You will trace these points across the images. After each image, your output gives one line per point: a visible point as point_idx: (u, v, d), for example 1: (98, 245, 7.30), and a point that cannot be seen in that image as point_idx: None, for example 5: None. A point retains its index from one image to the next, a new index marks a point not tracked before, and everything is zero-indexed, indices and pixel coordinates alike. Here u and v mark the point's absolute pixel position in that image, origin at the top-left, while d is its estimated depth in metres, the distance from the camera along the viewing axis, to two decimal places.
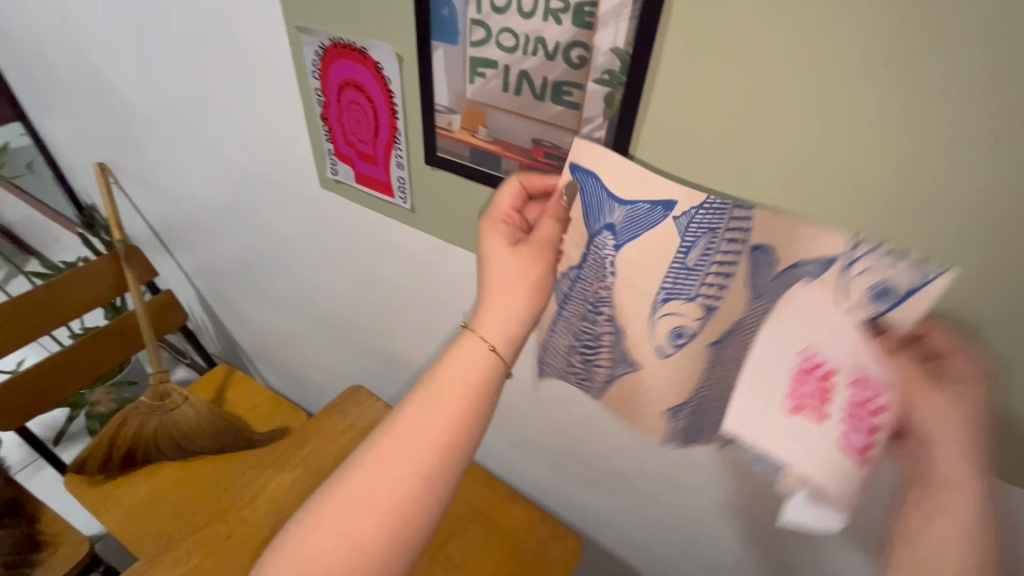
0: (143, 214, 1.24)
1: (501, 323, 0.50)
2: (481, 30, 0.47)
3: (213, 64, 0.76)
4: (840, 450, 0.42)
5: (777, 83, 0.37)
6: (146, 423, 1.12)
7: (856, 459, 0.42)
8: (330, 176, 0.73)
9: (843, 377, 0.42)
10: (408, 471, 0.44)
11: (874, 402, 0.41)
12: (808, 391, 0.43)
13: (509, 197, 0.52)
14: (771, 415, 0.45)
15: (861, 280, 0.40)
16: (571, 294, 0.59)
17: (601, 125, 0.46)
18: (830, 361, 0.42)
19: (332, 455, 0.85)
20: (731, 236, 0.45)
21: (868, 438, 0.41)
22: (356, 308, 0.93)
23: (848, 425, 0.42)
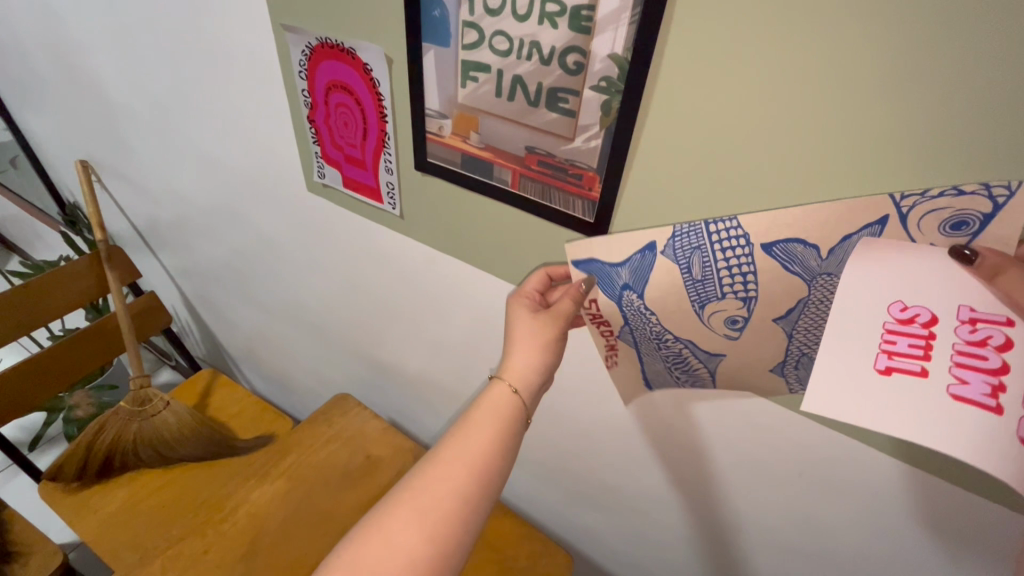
0: (126, 214, 1.21)
1: (521, 368, 0.50)
2: (473, 32, 0.45)
3: (198, 61, 0.74)
4: (969, 402, 0.32)
5: (781, 95, 0.36)
6: (125, 429, 1.08)
7: (992, 409, 0.32)
8: (317, 179, 0.70)
9: (945, 321, 0.34)
10: (441, 496, 0.42)
11: (989, 333, 0.33)
12: (908, 347, 0.35)
13: (535, 280, 0.55)
14: (863, 383, 0.35)
15: (935, 217, 0.35)
16: (636, 342, 0.55)
17: (597, 134, 0.44)
18: (927, 309, 0.35)
19: (317, 464, 0.83)
20: (727, 235, 0.43)
21: (998, 379, 0.32)
22: (343, 313, 0.90)
23: (967, 366, 0.33)
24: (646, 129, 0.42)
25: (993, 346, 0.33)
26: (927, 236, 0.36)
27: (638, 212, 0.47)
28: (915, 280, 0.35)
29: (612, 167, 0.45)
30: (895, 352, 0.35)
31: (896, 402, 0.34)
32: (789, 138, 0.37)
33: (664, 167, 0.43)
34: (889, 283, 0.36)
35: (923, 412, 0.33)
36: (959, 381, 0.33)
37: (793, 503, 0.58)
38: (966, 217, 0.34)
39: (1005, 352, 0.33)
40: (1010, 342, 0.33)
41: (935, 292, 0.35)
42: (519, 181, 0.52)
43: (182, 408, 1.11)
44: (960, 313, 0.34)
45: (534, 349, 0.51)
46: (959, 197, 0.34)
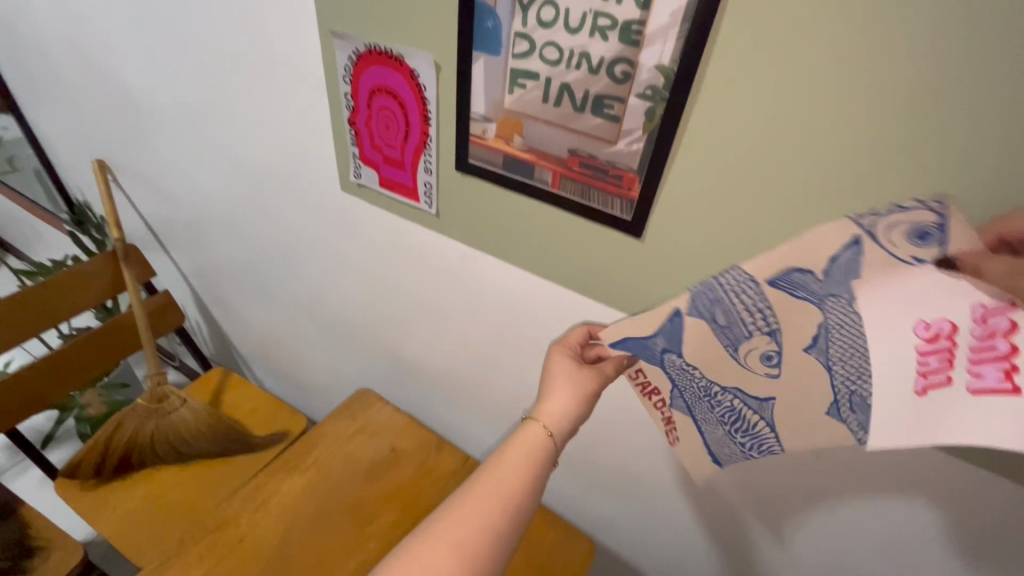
0: (140, 213, 1.22)
1: (554, 408, 0.54)
2: (525, 42, 0.49)
3: (234, 64, 0.76)
4: (994, 395, 0.32)
5: (816, 103, 0.40)
6: (142, 426, 1.08)
7: (1017, 395, 0.32)
8: (352, 179, 0.73)
9: (965, 328, 0.34)
10: (471, 520, 0.46)
11: (998, 320, 0.33)
12: (934, 361, 0.35)
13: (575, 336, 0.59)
14: (909, 411, 0.35)
15: (901, 230, 0.38)
16: (690, 407, 0.52)
17: (639, 138, 0.48)
18: (949, 320, 0.35)
19: (343, 454, 0.86)
20: (736, 283, 0.43)
21: (1015, 363, 0.32)
22: (366, 310, 0.93)
23: (986, 361, 0.33)
24: (687, 134, 0.46)
25: (1003, 333, 0.33)
26: (902, 251, 0.38)
27: (673, 212, 0.51)
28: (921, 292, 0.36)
29: (651, 169, 0.49)
30: (928, 371, 0.35)
31: (943, 420, 0.34)
32: (822, 144, 0.41)
33: (700, 170, 0.47)
34: (905, 301, 0.37)
35: (969, 422, 0.33)
36: (980, 380, 0.33)
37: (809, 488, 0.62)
38: (927, 226, 0.37)
39: (1014, 334, 0.33)
40: (1017, 325, 0.33)
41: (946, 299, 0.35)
42: (559, 182, 0.55)
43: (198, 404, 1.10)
44: (975, 311, 0.34)
45: (569, 394, 0.54)
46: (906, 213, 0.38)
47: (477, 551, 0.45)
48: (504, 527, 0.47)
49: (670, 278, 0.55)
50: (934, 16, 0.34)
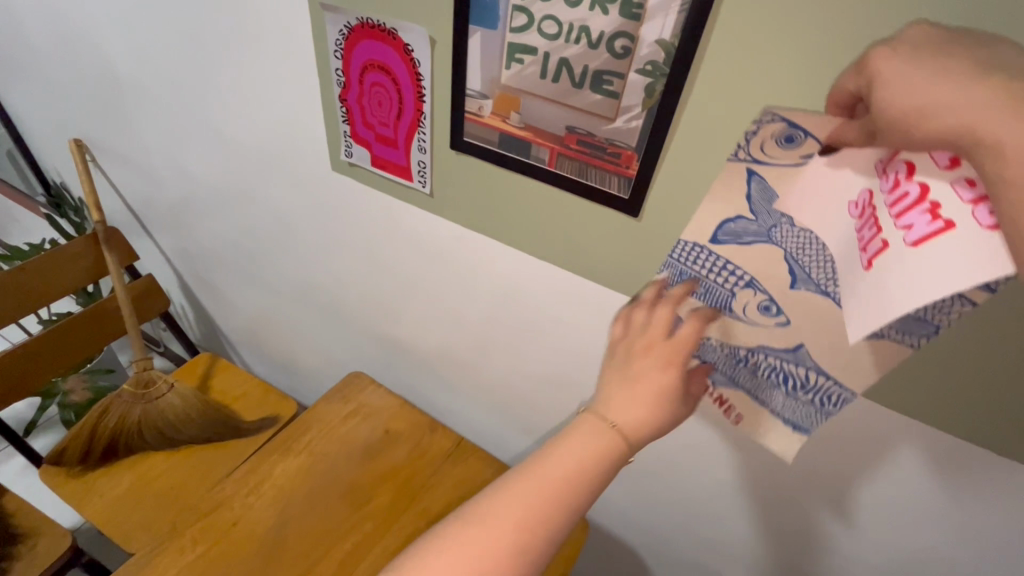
0: (122, 194, 1.19)
1: (620, 396, 0.43)
2: (523, 16, 0.48)
3: (220, 38, 0.74)
4: (929, 236, 0.29)
5: (817, 80, 0.39)
6: (128, 411, 1.06)
7: (949, 228, 0.28)
8: (343, 159, 0.72)
9: (878, 188, 0.33)
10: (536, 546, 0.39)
11: (897, 169, 0.32)
12: (868, 232, 0.33)
13: (660, 314, 0.46)
14: (864, 289, 0.32)
15: (772, 144, 0.39)
16: (732, 381, 0.50)
17: (638, 114, 0.47)
18: (861, 189, 0.34)
19: (336, 438, 0.85)
20: (680, 251, 0.46)
21: (930, 200, 0.29)
22: (358, 292, 0.92)
23: (904, 209, 0.30)
24: (688, 111, 0.45)
25: (907, 179, 0.31)
26: (790, 160, 0.38)
27: (670, 191, 0.51)
28: (829, 181, 0.36)
29: (650, 147, 0.49)
30: (864, 244, 0.33)
31: (890, 279, 0.30)
32: None
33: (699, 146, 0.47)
34: (824, 195, 0.37)
35: (913, 276, 0.28)
36: (906, 227, 0.30)
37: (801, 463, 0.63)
38: (783, 130, 0.38)
39: (917, 176, 0.30)
40: (915, 164, 0.31)
41: (853, 177, 0.35)
42: (556, 160, 0.55)
43: (185, 390, 1.08)
44: (879, 171, 0.33)
45: (646, 387, 0.43)
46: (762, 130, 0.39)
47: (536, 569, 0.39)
48: (548, 526, 0.39)
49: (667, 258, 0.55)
50: None
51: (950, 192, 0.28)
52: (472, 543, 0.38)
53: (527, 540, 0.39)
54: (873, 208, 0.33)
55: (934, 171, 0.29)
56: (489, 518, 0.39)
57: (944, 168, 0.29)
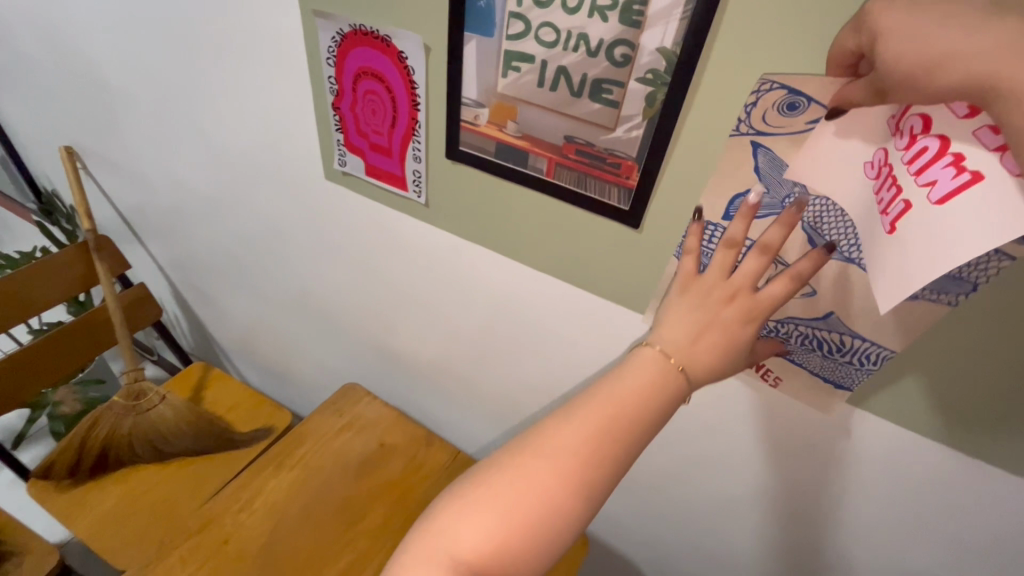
0: (113, 202, 1.17)
1: (684, 338, 0.43)
2: (520, 23, 0.46)
3: (211, 46, 0.72)
4: (956, 190, 0.31)
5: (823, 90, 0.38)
6: (119, 423, 1.04)
7: (973, 178, 0.31)
8: (336, 168, 0.71)
9: (891, 146, 0.35)
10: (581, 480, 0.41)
11: (911, 124, 0.34)
12: (888, 189, 0.35)
13: (748, 266, 0.43)
14: (893, 247, 0.35)
15: (774, 114, 0.40)
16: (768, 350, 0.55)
17: (639, 124, 0.46)
18: (873, 145, 0.37)
19: (330, 452, 0.83)
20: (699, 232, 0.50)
21: (953, 152, 0.31)
22: (352, 302, 0.90)
23: (929, 164, 0.33)
24: (691, 120, 0.44)
25: (923, 133, 0.33)
26: (798, 126, 0.40)
27: (671, 203, 0.49)
28: (840, 139, 0.38)
29: (650, 157, 0.47)
30: (885, 205, 0.35)
31: (919, 239, 0.33)
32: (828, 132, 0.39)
33: (702, 156, 0.45)
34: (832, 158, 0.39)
35: (942, 236, 0.32)
36: (930, 183, 0.32)
37: (806, 476, 0.62)
38: (785, 99, 0.40)
39: (932, 129, 0.32)
40: (928, 118, 0.33)
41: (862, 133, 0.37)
42: (555, 170, 0.53)
43: (178, 403, 1.07)
44: (889, 127, 0.35)
45: (714, 336, 0.43)
46: (762, 101, 0.40)
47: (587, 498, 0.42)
48: (607, 460, 0.41)
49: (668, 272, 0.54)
50: None
51: (967, 143, 0.31)
52: (535, 475, 0.41)
53: (587, 474, 0.41)
54: (889, 167, 0.35)
55: (951, 123, 0.31)
56: (551, 453, 0.42)
57: (961, 118, 0.31)
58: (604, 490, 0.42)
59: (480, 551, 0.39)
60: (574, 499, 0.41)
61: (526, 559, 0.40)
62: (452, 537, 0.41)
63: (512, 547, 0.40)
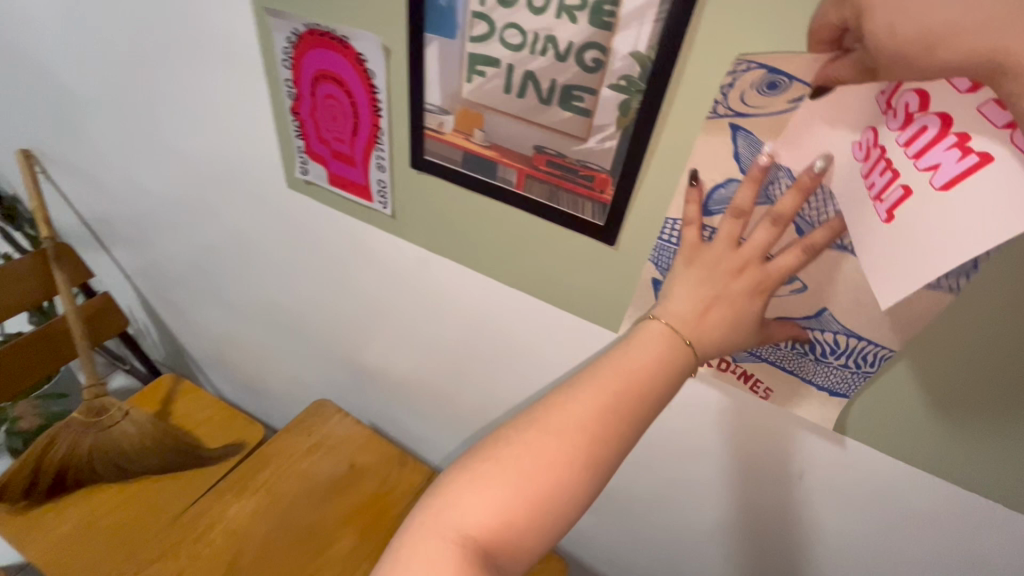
0: (74, 208, 1.11)
1: (692, 312, 0.40)
2: (483, 24, 0.43)
3: (164, 46, 0.68)
4: (960, 176, 0.29)
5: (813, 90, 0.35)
6: (78, 442, 0.99)
7: (978, 160, 0.28)
8: (299, 176, 0.67)
9: (883, 126, 0.33)
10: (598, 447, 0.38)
11: (905, 102, 0.31)
12: (881, 174, 0.33)
13: (758, 238, 0.39)
14: (891, 240, 0.33)
15: (754, 96, 0.37)
16: (756, 356, 0.50)
17: (612, 134, 0.42)
18: (863, 125, 0.34)
19: (295, 474, 0.81)
20: (671, 231, 0.45)
21: (955, 133, 0.29)
22: (321, 314, 0.86)
23: (928, 147, 0.30)
24: (667, 130, 0.41)
25: (919, 110, 0.31)
26: (778, 106, 0.37)
27: (648, 218, 0.46)
28: (828, 119, 0.35)
29: (625, 170, 0.44)
30: (878, 191, 0.33)
31: (920, 233, 0.31)
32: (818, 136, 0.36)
33: (680, 169, 0.42)
34: (820, 140, 0.36)
35: (945, 229, 0.30)
36: (931, 169, 0.30)
37: (792, 504, 0.58)
38: (764, 78, 0.36)
39: (929, 107, 0.30)
40: (925, 94, 0.30)
41: (852, 112, 0.34)
42: (525, 182, 0.50)
43: (142, 418, 1.03)
44: (880, 104, 0.33)
45: (723, 312, 0.40)
46: (739, 84, 0.37)
47: (605, 467, 0.39)
48: (619, 436, 0.39)
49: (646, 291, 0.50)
50: None
51: (970, 120, 0.29)
52: (545, 448, 0.38)
53: (599, 449, 0.38)
54: (882, 151, 0.33)
55: (952, 102, 0.29)
56: (561, 427, 0.38)
57: (963, 97, 0.29)
58: (614, 467, 0.39)
59: (489, 525, 0.37)
60: (584, 476, 0.38)
61: (533, 536, 0.37)
62: (455, 516, 0.37)
63: (520, 523, 0.37)
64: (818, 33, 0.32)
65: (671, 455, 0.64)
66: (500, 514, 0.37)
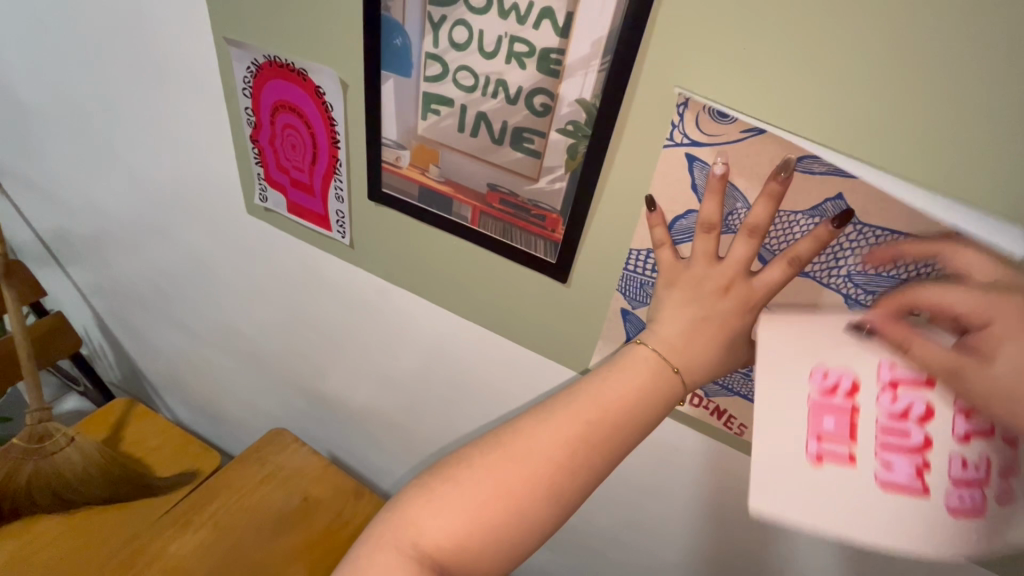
0: (31, 224, 1.08)
1: (678, 336, 0.40)
2: (437, 65, 0.43)
3: (129, 70, 0.68)
4: (899, 487, 0.37)
5: (760, 121, 0.35)
6: (17, 469, 0.93)
7: (914, 458, 0.37)
8: (259, 203, 0.67)
9: (826, 385, 0.37)
10: (565, 475, 0.37)
11: (911, 402, 0.36)
12: (828, 428, 0.38)
13: (737, 252, 0.38)
14: (808, 488, 0.38)
15: (710, 115, 0.36)
16: (728, 387, 0.48)
17: (561, 176, 0.43)
18: (847, 370, 0.37)
19: (244, 508, 0.78)
20: (637, 263, 0.45)
21: (922, 456, 0.36)
22: (280, 340, 0.84)
23: (895, 449, 0.37)
24: (614, 172, 0.42)
25: (852, 393, 0.37)
26: (731, 135, 0.37)
27: (598, 257, 0.47)
28: (819, 339, 0.38)
29: (574, 211, 0.44)
30: (822, 433, 0.38)
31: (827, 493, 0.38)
32: (776, 154, 0.36)
33: (628, 211, 0.43)
34: (798, 350, 0.38)
35: (857, 495, 0.37)
36: (880, 452, 0.37)
37: (743, 542, 0.59)
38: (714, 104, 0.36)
39: (855, 394, 0.37)
40: (857, 386, 0.37)
41: (844, 352, 0.37)
42: (479, 218, 0.50)
43: (88, 444, 0.97)
44: (879, 373, 0.36)
45: (709, 331, 0.40)
46: (699, 106, 0.36)
47: (572, 493, 0.37)
48: (585, 468, 0.37)
49: (597, 328, 0.51)
50: (859, 67, 0.31)
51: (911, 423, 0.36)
52: (509, 471, 0.37)
53: (564, 480, 0.37)
54: (829, 398, 0.38)
55: (943, 430, 0.36)
56: (525, 452, 0.37)
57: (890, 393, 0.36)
58: (582, 497, 0.38)
59: (445, 545, 0.35)
60: (547, 505, 0.37)
61: (489, 562, 0.36)
62: (413, 538, 0.36)
63: (479, 549, 0.35)
64: (813, 85, 0.33)
65: (628, 491, 0.64)
66: (457, 538, 0.35)
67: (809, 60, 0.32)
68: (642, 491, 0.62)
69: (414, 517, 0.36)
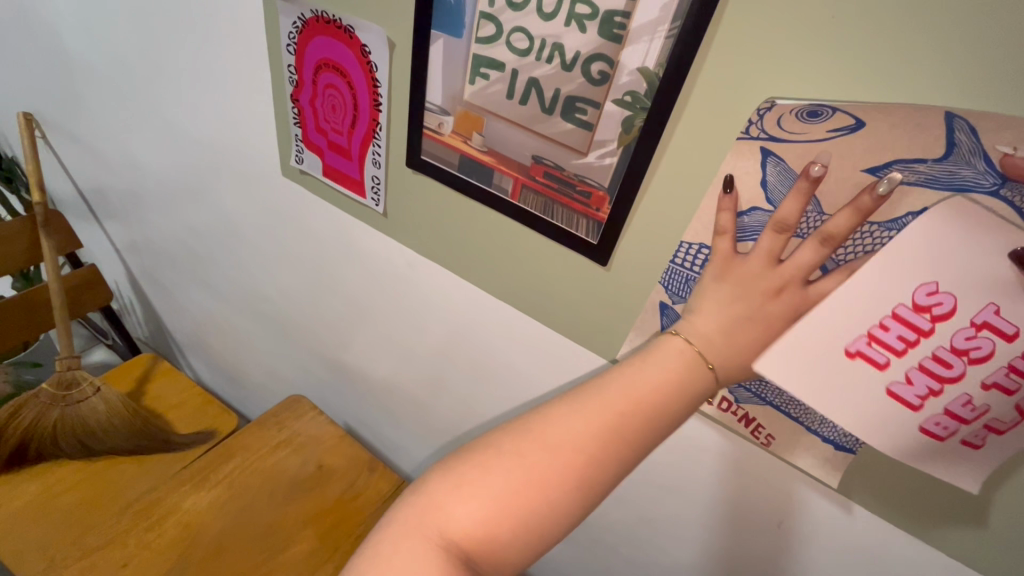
0: (71, 176, 1.10)
1: (717, 332, 0.38)
2: (491, 25, 0.41)
3: (172, 22, 0.67)
4: (901, 399, 0.38)
5: (842, 99, 0.32)
6: (44, 415, 0.95)
7: (933, 388, 0.37)
8: (294, 165, 0.66)
9: (915, 300, 0.34)
10: (596, 466, 0.35)
11: (981, 344, 0.34)
12: (886, 333, 0.36)
13: (803, 257, 0.36)
14: (826, 370, 0.38)
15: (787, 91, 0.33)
16: (762, 397, 0.46)
17: (613, 151, 0.41)
18: (952, 296, 0.33)
19: (261, 471, 0.79)
20: (685, 256, 0.42)
21: (941, 387, 0.37)
22: (304, 307, 0.84)
23: (927, 373, 0.36)
24: (670, 151, 0.39)
25: (938, 314, 0.34)
26: (817, 134, 0.34)
27: (643, 242, 0.44)
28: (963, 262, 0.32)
29: (623, 191, 0.42)
30: (876, 337, 0.36)
31: (842, 395, 0.38)
32: (858, 138, 0.33)
33: (680, 194, 0.40)
34: (909, 270, 0.34)
35: (871, 405, 0.38)
36: (911, 372, 0.37)
37: (767, 553, 0.56)
38: (791, 78, 0.33)
39: (942, 317, 0.34)
40: (949, 313, 0.34)
41: (968, 282, 0.32)
42: (520, 192, 0.48)
43: (114, 396, 0.98)
44: (979, 313, 0.33)
45: (755, 332, 0.37)
46: (773, 81, 0.33)
47: (602, 485, 0.36)
48: (615, 461, 0.36)
49: (632, 318, 0.49)
50: (959, 47, 0.28)
51: (960, 360, 0.35)
52: (538, 463, 0.35)
53: (594, 473, 0.35)
54: (912, 308, 0.34)
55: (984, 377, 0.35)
56: (554, 442, 0.35)
57: (974, 329, 0.34)
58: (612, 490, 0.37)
59: (473, 535, 0.33)
60: (577, 498, 0.35)
61: (518, 554, 0.34)
62: (439, 527, 0.34)
63: (506, 541, 0.34)
64: (906, 63, 0.30)
65: (651, 489, 0.61)
66: (486, 526, 0.34)
67: (905, 36, 0.29)
68: (666, 492, 0.60)
69: (442, 501, 0.35)
